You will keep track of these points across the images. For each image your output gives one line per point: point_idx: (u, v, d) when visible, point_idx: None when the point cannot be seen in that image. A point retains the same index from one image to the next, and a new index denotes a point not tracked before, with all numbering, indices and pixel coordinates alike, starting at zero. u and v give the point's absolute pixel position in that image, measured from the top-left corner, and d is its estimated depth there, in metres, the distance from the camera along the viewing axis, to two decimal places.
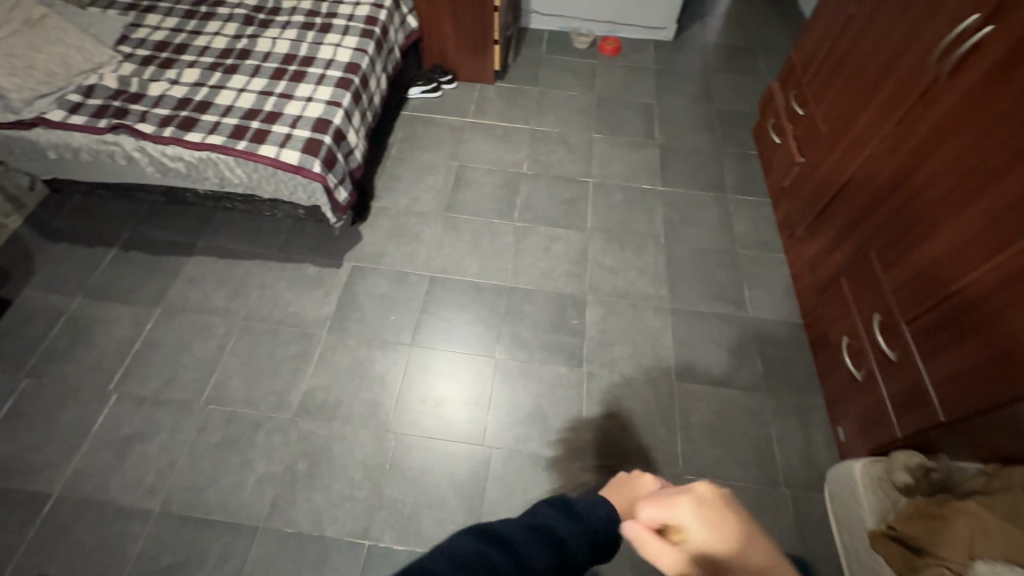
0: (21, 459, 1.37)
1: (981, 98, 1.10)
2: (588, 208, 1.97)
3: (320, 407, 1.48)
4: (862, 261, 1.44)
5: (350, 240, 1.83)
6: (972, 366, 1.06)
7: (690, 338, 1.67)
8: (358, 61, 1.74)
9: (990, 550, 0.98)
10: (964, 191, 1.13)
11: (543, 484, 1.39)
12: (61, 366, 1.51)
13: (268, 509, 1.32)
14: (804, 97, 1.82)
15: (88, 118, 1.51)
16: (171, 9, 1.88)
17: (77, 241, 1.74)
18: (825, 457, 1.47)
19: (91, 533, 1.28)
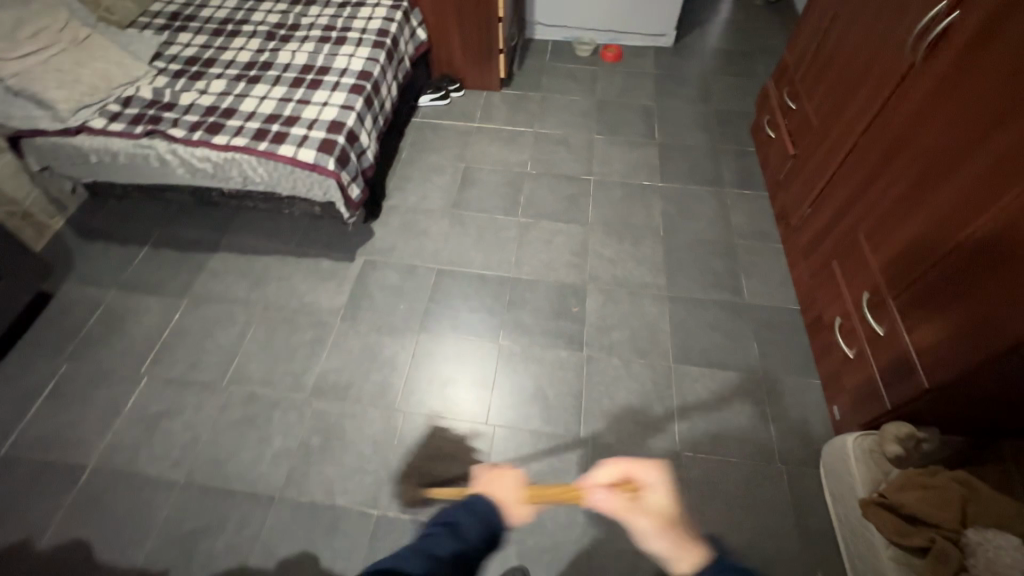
0: (60, 435, 1.48)
1: (953, 77, 1.15)
2: (588, 204, 2.06)
3: (333, 387, 1.58)
4: (851, 243, 1.47)
5: (362, 236, 1.94)
6: (951, 334, 1.09)
7: (686, 324, 1.72)
8: (369, 70, 1.87)
9: (985, 519, 1.11)
10: (940, 169, 1.17)
11: (543, 460, 1.45)
12: (98, 352, 1.64)
13: (284, 481, 1.41)
14: (796, 92, 1.88)
15: (126, 125, 1.66)
16: (201, 28, 2.05)
17: (112, 240, 1.89)
18: (821, 434, 1.49)
19: (121, 501, 1.38)
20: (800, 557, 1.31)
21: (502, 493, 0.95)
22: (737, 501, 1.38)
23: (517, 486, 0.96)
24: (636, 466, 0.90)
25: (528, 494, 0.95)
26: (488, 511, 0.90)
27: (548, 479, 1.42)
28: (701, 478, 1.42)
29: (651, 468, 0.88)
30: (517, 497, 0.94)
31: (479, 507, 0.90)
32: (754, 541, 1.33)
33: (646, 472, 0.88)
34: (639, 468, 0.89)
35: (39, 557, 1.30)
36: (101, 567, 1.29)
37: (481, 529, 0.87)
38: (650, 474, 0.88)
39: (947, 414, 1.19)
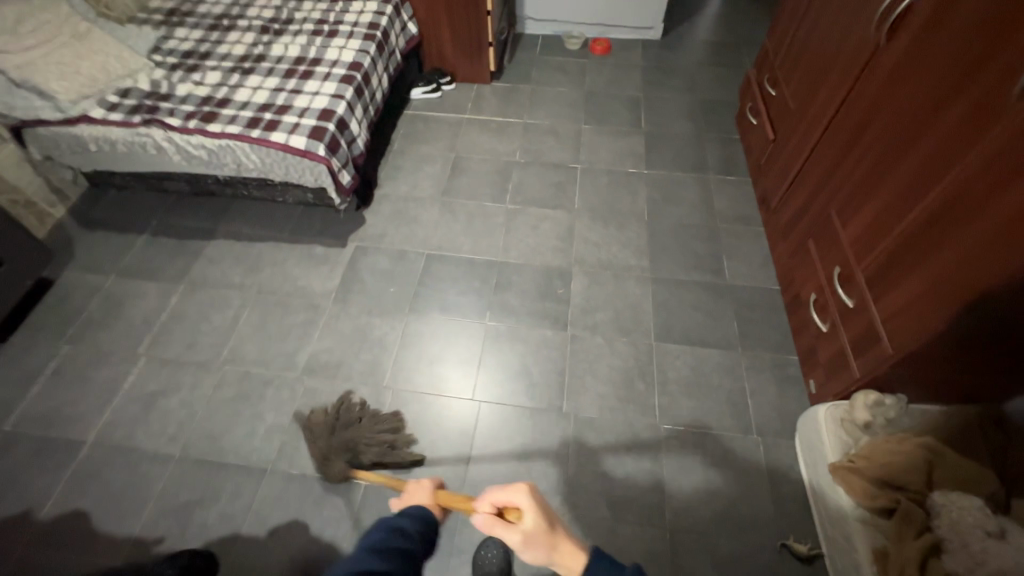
0: (61, 412, 1.53)
1: (913, 54, 1.20)
2: (575, 191, 2.10)
3: (324, 365, 1.63)
4: (824, 221, 1.52)
5: (354, 222, 1.99)
6: (912, 299, 1.14)
7: (669, 304, 1.76)
8: (360, 61, 1.93)
9: (948, 481, 1.17)
10: (902, 144, 1.22)
11: (526, 433, 1.50)
12: (97, 335, 1.69)
13: (276, 454, 1.46)
14: (776, 79, 1.93)
15: (124, 115, 1.72)
16: (198, 23, 2.11)
17: (113, 229, 1.95)
18: (798, 407, 1.53)
19: (120, 474, 1.43)
20: (775, 523, 1.35)
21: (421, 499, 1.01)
22: (714, 471, 1.43)
23: (430, 491, 1.03)
24: (507, 490, 0.82)
25: (436, 496, 1.03)
26: (423, 514, 0.98)
27: (531, 452, 1.46)
28: (680, 450, 1.46)
29: (517, 490, 0.81)
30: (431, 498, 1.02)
31: (417, 512, 0.98)
32: (731, 508, 1.37)
33: (510, 493, 0.82)
34: (509, 491, 0.82)
35: (41, 527, 1.35)
36: (100, 536, 1.34)
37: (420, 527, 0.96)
38: (515, 494, 0.81)
39: (909, 380, 1.24)
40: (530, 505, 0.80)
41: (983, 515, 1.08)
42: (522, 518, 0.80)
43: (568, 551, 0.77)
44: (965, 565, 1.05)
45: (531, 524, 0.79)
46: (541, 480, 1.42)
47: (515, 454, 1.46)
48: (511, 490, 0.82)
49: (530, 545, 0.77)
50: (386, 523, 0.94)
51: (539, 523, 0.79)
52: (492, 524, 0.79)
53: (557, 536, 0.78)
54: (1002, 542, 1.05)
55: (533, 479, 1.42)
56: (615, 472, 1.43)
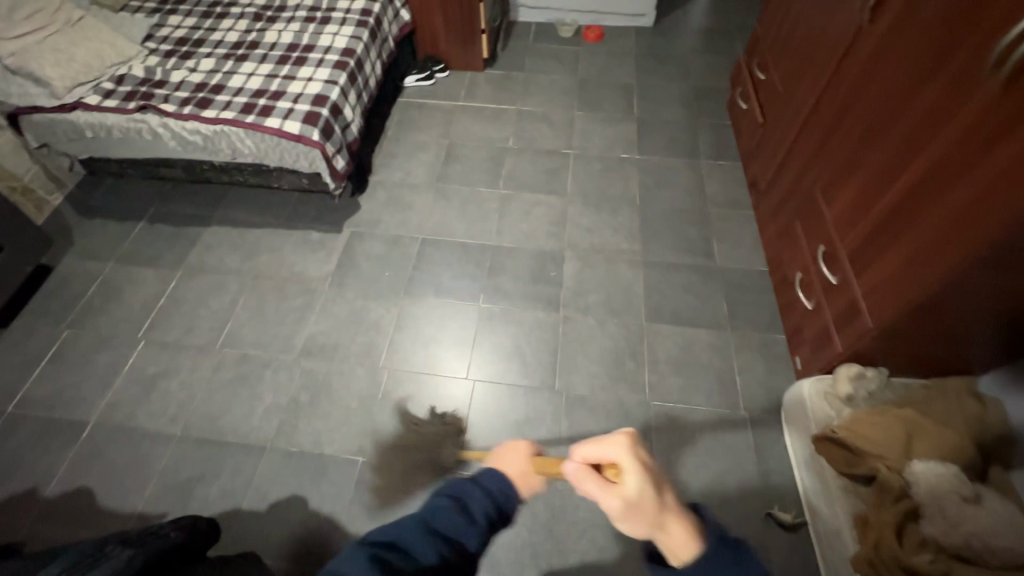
0: (62, 394, 1.56)
1: (893, 34, 1.23)
2: (568, 176, 2.13)
3: (321, 348, 1.66)
4: (810, 202, 1.56)
5: (349, 209, 2.01)
6: (892, 273, 1.18)
7: (660, 286, 1.80)
8: (353, 47, 1.94)
9: (928, 452, 1.19)
10: (883, 121, 1.25)
11: (520, 411, 1.53)
12: (97, 319, 1.72)
13: (275, 432, 1.49)
14: (765, 63, 1.95)
15: (119, 101, 1.74)
16: (190, 11, 2.11)
17: (109, 217, 1.96)
18: (784, 384, 1.57)
19: (122, 453, 1.46)
20: (760, 494, 1.39)
21: (510, 467, 0.81)
22: (702, 445, 1.47)
23: (525, 457, 0.82)
24: (604, 443, 0.73)
25: (534, 463, 0.82)
26: (499, 487, 0.76)
27: (525, 429, 1.50)
28: (669, 425, 1.50)
29: (615, 441, 0.72)
30: (525, 468, 0.81)
31: (490, 485, 0.76)
32: (718, 480, 1.41)
33: (607, 448, 0.72)
34: (603, 445, 0.73)
35: (46, 504, 1.38)
36: (105, 511, 1.37)
37: (488, 507, 0.74)
38: (610, 446, 0.72)
39: (887, 353, 1.28)
40: (632, 461, 0.69)
41: (960, 482, 1.13)
42: (623, 477, 0.69)
43: (679, 536, 0.64)
44: (942, 530, 1.09)
45: (634, 488, 0.67)
46: None
47: (509, 431, 1.50)
48: (609, 441, 0.73)
49: (629, 515, 0.66)
50: (451, 489, 0.75)
51: (643, 490, 0.67)
52: (584, 479, 0.71)
53: (666, 514, 0.65)
54: (978, 508, 1.10)
55: None
56: None
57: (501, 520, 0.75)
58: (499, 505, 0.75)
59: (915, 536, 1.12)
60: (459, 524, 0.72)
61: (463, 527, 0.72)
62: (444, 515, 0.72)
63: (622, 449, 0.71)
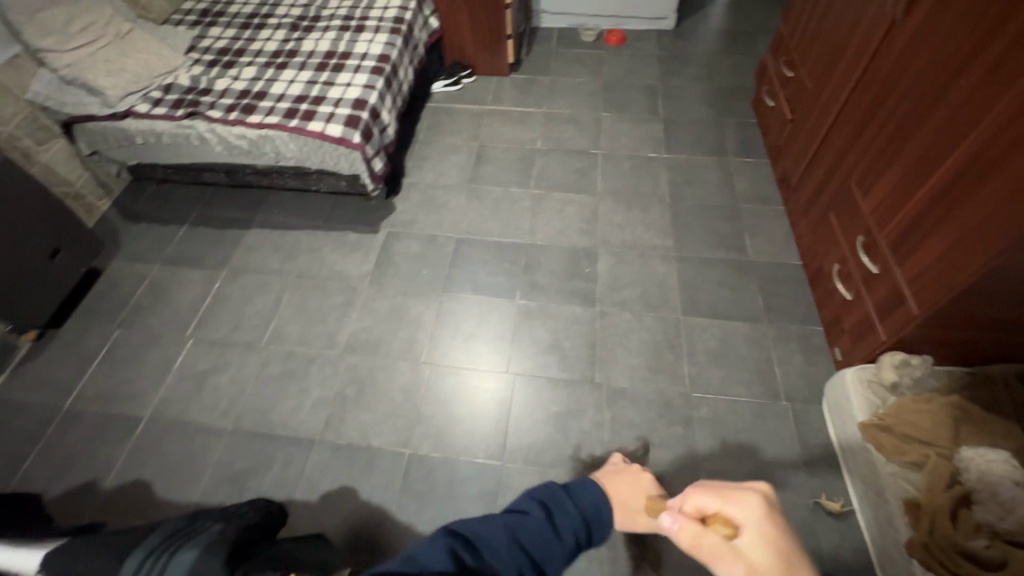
0: (118, 390, 1.62)
1: (929, 27, 1.25)
2: (597, 176, 2.16)
3: (364, 343, 1.70)
4: (845, 193, 1.57)
5: (385, 209, 2.06)
6: (935, 259, 1.19)
7: (694, 280, 1.82)
8: (388, 53, 2.00)
9: (976, 439, 1.22)
10: (919, 111, 1.27)
11: (562, 403, 1.56)
12: (147, 318, 1.78)
13: (323, 425, 1.53)
14: (793, 61, 1.97)
15: (168, 109, 1.81)
16: (229, 22, 2.19)
17: (154, 221, 2.03)
18: (823, 374, 1.58)
19: (176, 446, 1.51)
20: (805, 482, 1.40)
21: (623, 496, 1.00)
22: (744, 435, 1.48)
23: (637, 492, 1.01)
24: (729, 499, 0.71)
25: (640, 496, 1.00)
26: (584, 504, 0.93)
27: (569, 421, 1.52)
28: (710, 415, 1.52)
29: (737, 501, 0.71)
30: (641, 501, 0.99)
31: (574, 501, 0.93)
32: (761, 468, 1.42)
33: (732, 506, 0.70)
34: (727, 499, 0.71)
35: (107, 495, 1.43)
36: (163, 501, 1.42)
37: (576, 527, 0.90)
38: (739, 505, 0.70)
39: (932, 341, 1.29)
40: (759, 525, 0.68)
41: (1011, 467, 1.14)
42: (736, 537, 0.68)
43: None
44: (995, 515, 1.11)
45: (755, 551, 0.65)
46: (578, 447, 1.48)
47: (553, 424, 1.52)
48: (730, 498, 0.71)
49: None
50: (543, 499, 0.93)
51: (769, 555, 0.65)
52: (700, 535, 0.69)
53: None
54: None
55: (572, 446, 1.48)
56: (650, 438, 1.48)
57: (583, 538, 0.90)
58: (585, 524, 0.91)
59: (969, 521, 1.12)
60: (547, 538, 0.87)
61: (546, 537, 0.87)
62: (530, 524, 0.87)
63: (753, 516, 0.69)
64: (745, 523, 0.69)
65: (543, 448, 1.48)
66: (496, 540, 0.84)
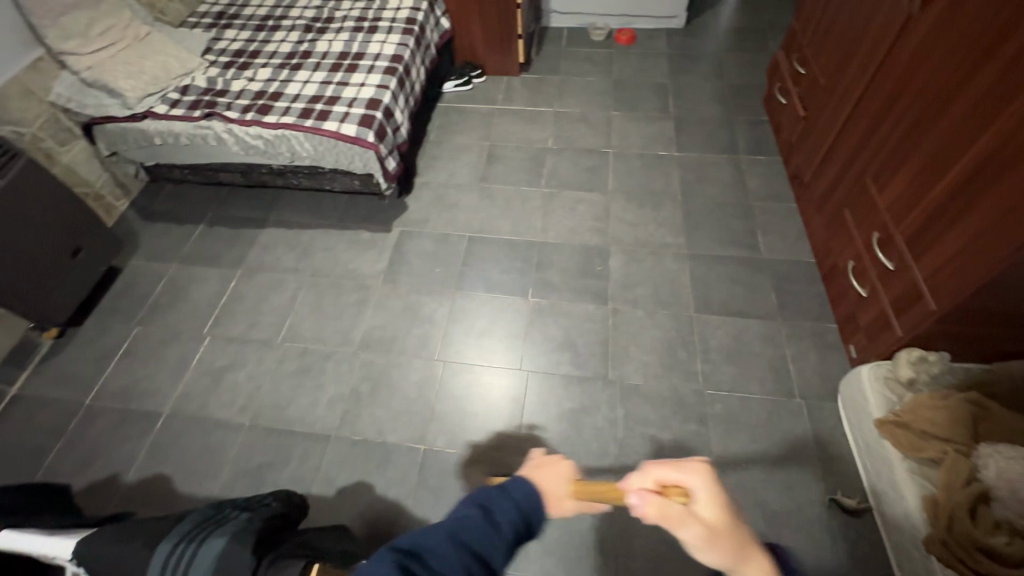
0: (137, 386, 1.64)
1: (946, 23, 1.25)
2: (608, 174, 2.16)
3: (378, 340, 1.71)
4: (860, 190, 1.57)
5: (398, 208, 2.08)
6: (952, 256, 1.19)
7: (706, 278, 1.81)
8: (401, 54, 2.02)
9: (994, 436, 1.21)
10: (936, 107, 1.27)
11: (575, 400, 1.56)
12: (165, 316, 1.80)
13: (339, 421, 1.55)
14: (805, 58, 1.97)
15: (186, 110, 1.84)
16: (245, 25, 2.22)
17: (171, 220, 2.06)
18: (838, 371, 1.58)
19: (195, 442, 1.53)
20: (821, 479, 1.39)
21: (549, 482, 0.76)
22: (759, 431, 1.48)
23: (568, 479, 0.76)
24: (683, 468, 0.64)
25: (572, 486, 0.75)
26: (526, 496, 0.75)
27: (582, 418, 1.53)
28: (724, 412, 1.51)
29: (690, 469, 0.64)
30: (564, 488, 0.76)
31: (516, 495, 0.74)
32: (776, 465, 1.42)
33: (687, 474, 0.64)
34: (681, 470, 0.64)
35: (128, 489, 1.45)
36: (183, 495, 1.44)
37: (518, 522, 0.73)
38: (694, 474, 0.63)
39: (949, 337, 1.29)
40: (712, 491, 0.63)
41: None
42: (696, 504, 0.62)
43: (755, 562, 0.61)
44: (1015, 511, 1.10)
45: (713, 515, 0.61)
46: (591, 443, 1.48)
47: (566, 420, 1.53)
48: (685, 467, 0.64)
49: (715, 543, 0.60)
50: (481, 498, 0.76)
51: (724, 518, 0.61)
52: (668, 509, 0.61)
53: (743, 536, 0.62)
54: None
55: (586, 442, 1.48)
56: (664, 435, 1.48)
57: (528, 531, 0.74)
58: (524, 517, 0.73)
59: (988, 518, 1.11)
60: (487, 535, 0.72)
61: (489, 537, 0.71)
62: (470, 529, 0.72)
63: (707, 481, 0.63)
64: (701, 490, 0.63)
65: (556, 444, 1.48)
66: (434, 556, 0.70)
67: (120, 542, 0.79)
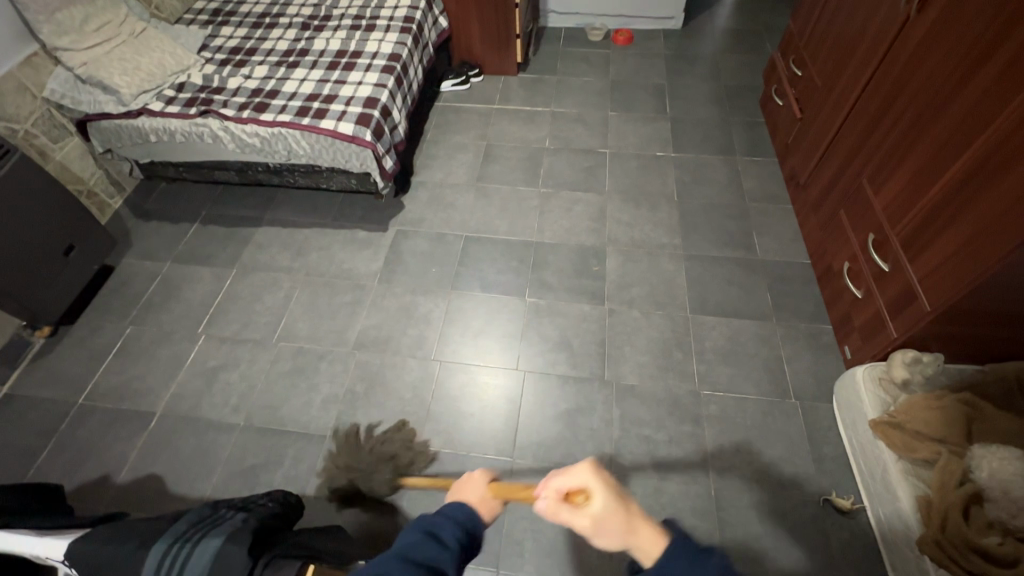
0: (130, 386, 1.63)
1: (943, 25, 1.25)
2: (605, 174, 2.16)
3: (374, 340, 1.71)
4: (856, 191, 1.57)
5: (394, 208, 2.07)
6: (947, 257, 1.19)
7: (702, 279, 1.82)
8: (399, 52, 2.02)
9: (986, 436, 1.22)
10: (933, 109, 1.27)
11: (570, 401, 1.56)
12: (158, 315, 1.79)
13: (334, 422, 1.54)
14: (802, 60, 1.98)
15: (181, 108, 1.83)
16: (241, 22, 2.21)
17: (165, 219, 2.05)
18: (834, 373, 1.58)
19: (188, 442, 1.52)
20: (816, 480, 1.40)
21: (470, 494, 0.85)
22: (754, 433, 1.48)
23: (482, 486, 0.86)
24: (568, 471, 0.70)
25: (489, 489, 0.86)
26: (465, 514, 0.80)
27: (577, 419, 1.53)
28: (720, 413, 1.52)
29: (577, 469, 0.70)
30: (484, 494, 0.86)
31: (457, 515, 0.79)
32: (771, 465, 1.42)
33: (575, 473, 0.69)
34: (569, 472, 0.70)
35: (120, 490, 1.44)
36: (175, 496, 1.43)
37: (460, 533, 0.76)
38: (576, 472, 0.69)
39: (945, 338, 1.29)
40: (597, 483, 0.68)
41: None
42: (590, 500, 0.67)
43: (646, 537, 0.64)
44: (1007, 512, 1.11)
45: (601, 506, 0.66)
46: (586, 443, 1.48)
47: (561, 421, 1.52)
48: (572, 469, 0.70)
49: (601, 530, 0.65)
50: (423, 524, 0.76)
51: (611, 506, 0.66)
52: (556, 509, 0.68)
53: (633, 517, 0.65)
54: None
55: (581, 443, 1.48)
56: (659, 435, 1.48)
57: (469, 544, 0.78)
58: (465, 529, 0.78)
59: (981, 518, 1.13)
60: (435, 550, 0.73)
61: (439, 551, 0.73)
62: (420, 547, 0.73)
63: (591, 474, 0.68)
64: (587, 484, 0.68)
65: (552, 445, 1.48)
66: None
67: (110, 541, 0.78)
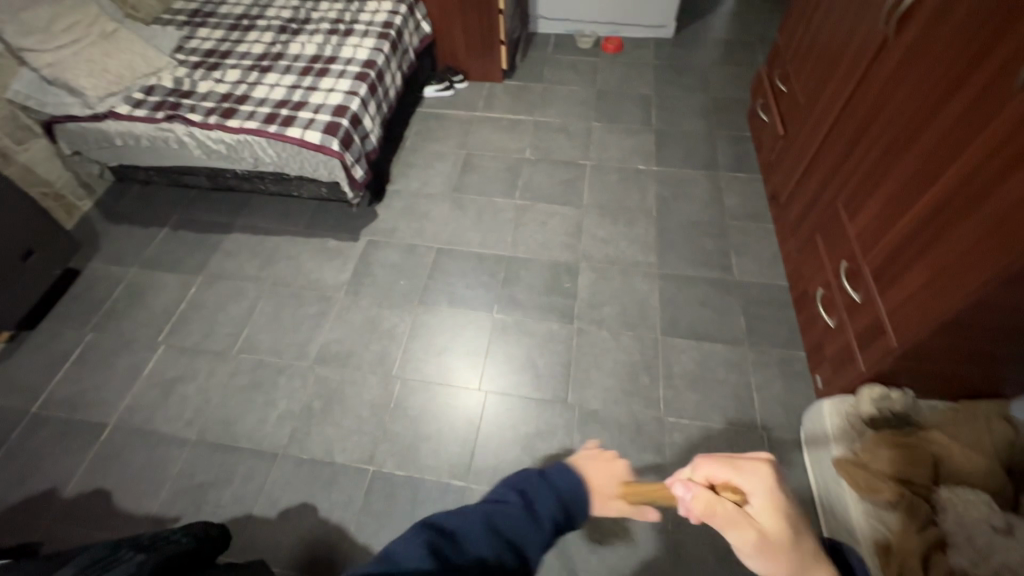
0: (86, 396, 1.60)
1: (920, 48, 1.20)
2: (584, 187, 2.12)
3: (335, 355, 1.67)
4: (832, 215, 1.52)
5: (367, 217, 2.03)
6: (915, 292, 1.14)
7: (675, 300, 1.77)
8: (374, 59, 1.98)
9: (955, 479, 1.15)
10: (907, 134, 1.22)
11: (532, 424, 1.52)
12: (119, 323, 1.76)
13: (288, 439, 1.50)
14: (787, 75, 1.92)
15: (149, 111, 1.79)
16: (219, 24, 2.18)
17: (134, 223, 2.02)
18: (802, 403, 1.54)
19: (138, 456, 1.49)
20: None
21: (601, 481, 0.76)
22: None
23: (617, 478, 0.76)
24: (740, 469, 0.66)
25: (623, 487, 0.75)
26: (570, 485, 0.74)
27: (537, 443, 1.48)
28: (683, 442, 1.47)
29: (755, 476, 0.65)
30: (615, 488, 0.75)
31: (558, 483, 0.74)
32: None
33: (743, 477, 0.65)
34: (739, 471, 0.65)
35: (65, 504, 1.41)
36: (121, 512, 1.40)
37: (558, 510, 0.72)
38: (751, 477, 0.65)
39: (911, 375, 1.25)
40: (769, 498, 0.63)
41: (990, 510, 1.08)
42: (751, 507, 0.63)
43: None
44: (969, 559, 1.04)
45: (775, 527, 0.61)
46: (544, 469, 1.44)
47: (521, 446, 1.48)
48: (746, 471, 0.65)
49: (768, 554, 0.60)
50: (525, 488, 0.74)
51: (786, 533, 0.61)
52: (713, 505, 0.64)
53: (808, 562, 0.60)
54: (1009, 537, 1.04)
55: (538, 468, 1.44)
56: None
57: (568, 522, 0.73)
58: (566, 510, 0.73)
59: (942, 566, 1.06)
60: (524, 523, 0.70)
61: (529, 528, 0.70)
62: (509, 515, 0.71)
63: (766, 487, 0.64)
64: (756, 494, 0.63)
65: (509, 470, 1.44)
66: (471, 533, 0.68)
67: None
